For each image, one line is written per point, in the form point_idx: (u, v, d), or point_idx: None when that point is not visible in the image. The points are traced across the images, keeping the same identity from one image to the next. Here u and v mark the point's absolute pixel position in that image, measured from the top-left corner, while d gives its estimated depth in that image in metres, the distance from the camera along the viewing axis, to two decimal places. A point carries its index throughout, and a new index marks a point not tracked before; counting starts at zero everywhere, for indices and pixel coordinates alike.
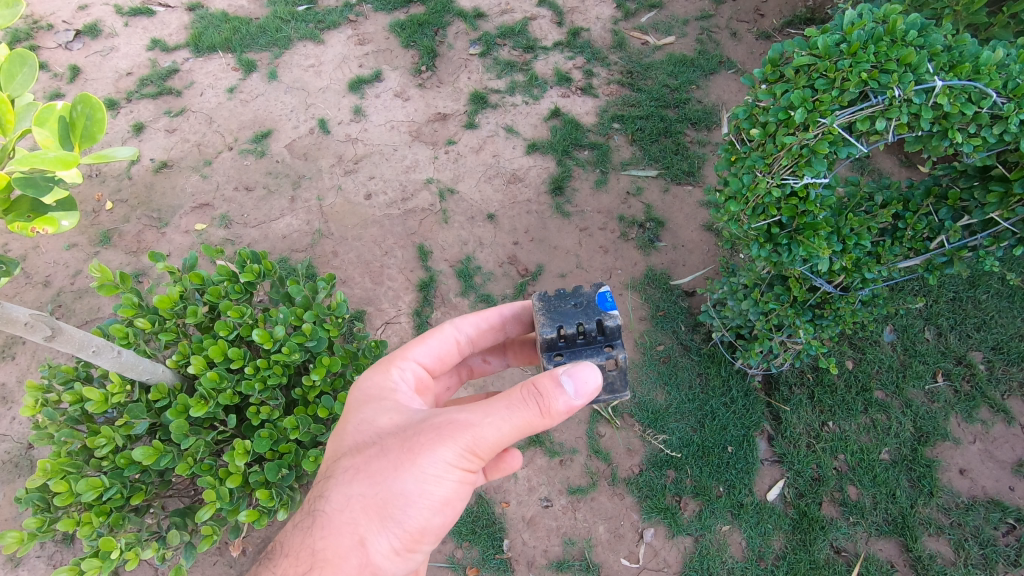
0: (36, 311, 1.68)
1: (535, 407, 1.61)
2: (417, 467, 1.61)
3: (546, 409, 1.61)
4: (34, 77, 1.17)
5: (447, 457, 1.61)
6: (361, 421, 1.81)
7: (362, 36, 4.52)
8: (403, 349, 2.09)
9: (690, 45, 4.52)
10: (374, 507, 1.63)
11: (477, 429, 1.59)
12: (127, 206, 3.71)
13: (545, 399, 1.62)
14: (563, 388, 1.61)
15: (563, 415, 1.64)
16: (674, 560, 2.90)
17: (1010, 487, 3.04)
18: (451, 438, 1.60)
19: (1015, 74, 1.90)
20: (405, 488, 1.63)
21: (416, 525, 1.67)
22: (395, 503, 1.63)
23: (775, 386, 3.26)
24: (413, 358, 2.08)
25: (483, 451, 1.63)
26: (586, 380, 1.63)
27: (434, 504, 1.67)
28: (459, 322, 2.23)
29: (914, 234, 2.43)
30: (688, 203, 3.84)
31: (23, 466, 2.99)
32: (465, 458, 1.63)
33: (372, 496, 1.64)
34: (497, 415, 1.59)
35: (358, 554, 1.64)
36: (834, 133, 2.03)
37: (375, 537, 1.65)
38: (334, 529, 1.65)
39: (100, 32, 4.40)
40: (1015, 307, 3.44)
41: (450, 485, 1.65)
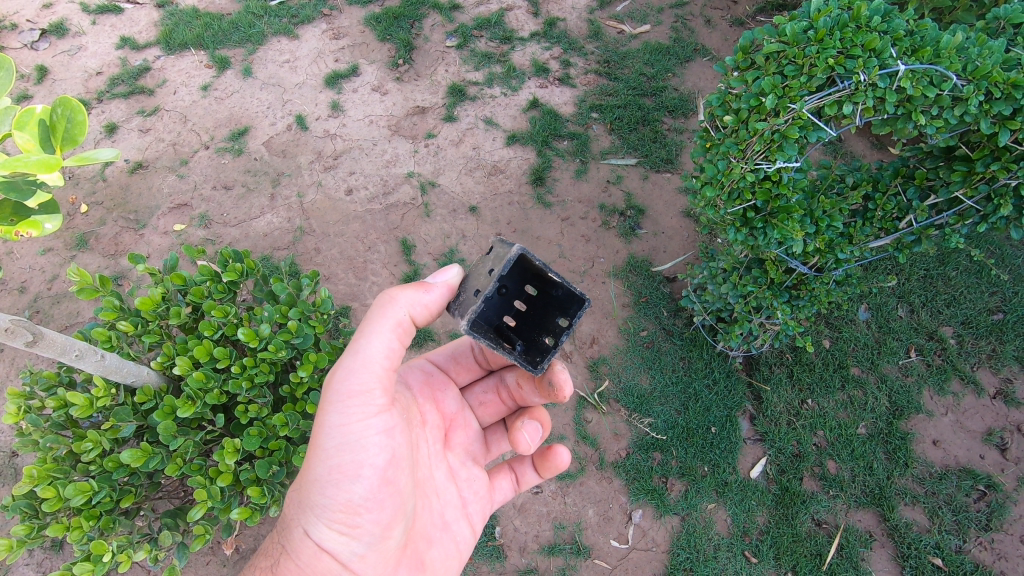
0: (17, 316, 1.64)
1: (370, 318, 1.76)
2: (316, 447, 1.73)
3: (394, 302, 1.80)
4: (10, 79, 1.16)
5: (331, 424, 1.70)
6: None
7: (337, 30, 4.48)
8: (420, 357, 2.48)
9: (665, 33, 4.56)
10: (303, 498, 1.76)
11: (344, 383, 1.72)
12: (102, 208, 3.65)
13: (392, 300, 1.78)
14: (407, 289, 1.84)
15: (417, 301, 1.81)
16: (662, 539, 2.97)
17: (981, 456, 3.16)
18: (328, 405, 1.72)
19: (974, 57, 1.97)
20: (317, 472, 1.73)
21: (342, 498, 1.73)
22: (313, 488, 1.73)
23: (756, 366, 3.34)
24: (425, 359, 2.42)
25: (362, 399, 1.72)
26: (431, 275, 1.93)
27: (347, 472, 1.72)
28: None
29: (883, 214, 2.51)
30: (667, 190, 3.89)
31: (8, 475, 2.97)
32: (352, 412, 1.71)
33: (298, 488, 1.77)
34: (352, 358, 1.72)
35: (308, 541, 1.76)
36: (804, 118, 2.09)
37: (314, 525, 1.75)
38: (288, 524, 1.81)
39: (66, 30, 4.31)
40: (983, 283, 3.56)
41: (356, 446, 1.73)
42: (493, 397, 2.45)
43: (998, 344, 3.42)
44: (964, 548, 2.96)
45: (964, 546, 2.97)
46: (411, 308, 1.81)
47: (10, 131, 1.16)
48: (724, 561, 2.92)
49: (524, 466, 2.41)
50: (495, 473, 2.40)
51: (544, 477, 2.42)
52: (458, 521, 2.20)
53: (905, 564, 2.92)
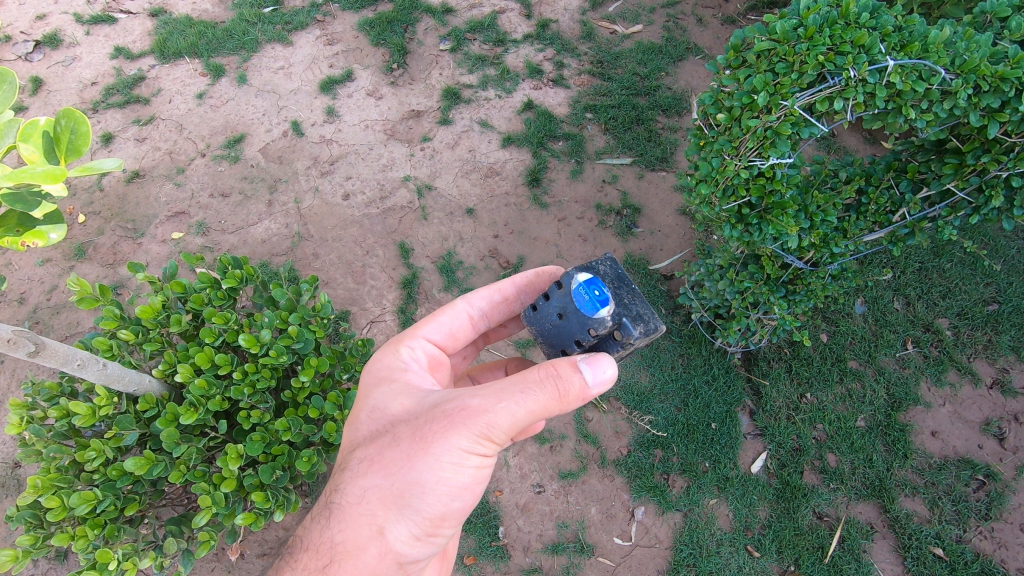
0: (19, 326, 1.65)
1: (542, 385, 1.60)
2: (429, 456, 1.62)
3: (563, 392, 1.62)
4: (11, 93, 1.18)
5: (456, 448, 1.61)
6: (374, 407, 1.82)
7: (331, 36, 4.49)
8: (414, 329, 2.10)
9: (657, 33, 4.59)
10: (389, 498, 1.66)
11: (488, 421, 1.58)
12: (100, 218, 3.66)
13: (563, 386, 1.61)
14: (580, 372, 1.63)
15: (576, 394, 1.64)
16: (665, 536, 2.99)
17: (979, 446, 3.19)
18: (459, 428, 1.60)
19: (962, 51, 1.99)
20: (420, 479, 1.65)
21: (434, 511, 1.69)
22: (410, 493, 1.65)
23: (755, 361, 3.36)
24: (423, 337, 2.08)
25: (491, 442, 1.63)
26: (603, 370, 1.66)
27: (450, 491, 1.68)
28: (470, 297, 2.19)
29: (877, 208, 2.54)
30: (663, 188, 3.92)
31: (11, 486, 2.97)
32: (478, 445, 1.62)
33: (388, 488, 1.66)
34: (509, 408, 1.58)
35: (378, 543, 1.69)
36: (795, 114, 2.11)
37: (392, 528, 1.69)
38: (355, 519, 1.70)
39: (61, 41, 4.31)
40: (977, 274, 3.59)
41: (466, 474, 1.67)
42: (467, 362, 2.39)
43: (994, 334, 3.45)
44: (965, 538, 2.99)
45: (964, 536, 2.99)
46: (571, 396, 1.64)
47: (15, 143, 1.18)
48: (727, 556, 2.94)
49: None
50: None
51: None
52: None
53: (907, 555, 2.94)
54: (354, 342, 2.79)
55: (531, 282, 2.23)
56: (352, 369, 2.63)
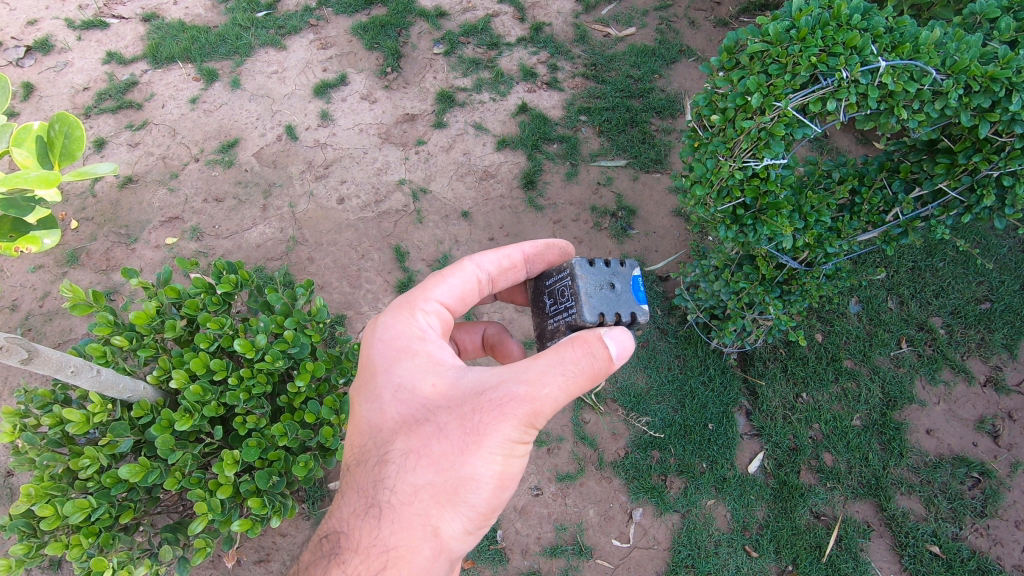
0: (12, 333, 1.63)
1: (582, 368, 1.62)
2: (482, 446, 1.61)
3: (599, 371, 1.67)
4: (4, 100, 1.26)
5: (510, 435, 1.61)
6: (403, 391, 1.75)
7: (325, 40, 4.49)
8: (424, 291, 1.96)
9: (650, 35, 4.61)
10: (444, 495, 1.63)
11: (541, 407, 1.60)
12: (93, 224, 3.63)
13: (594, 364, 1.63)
14: (607, 348, 1.64)
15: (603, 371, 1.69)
16: (663, 537, 2.99)
17: (974, 444, 3.21)
18: (513, 416, 1.59)
19: (952, 52, 2.01)
20: (474, 471, 1.63)
21: (486, 505, 1.68)
22: (465, 487, 1.63)
23: (750, 361, 3.37)
24: (438, 302, 1.96)
25: (540, 426, 1.64)
26: (625, 342, 1.68)
27: (500, 481, 1.68)
28: (479, 259, 2.08)
29: (870, 209, 2.57)
30: (657, 190, 3.93)
31: (5, 495, 2.95)
32: (526, 433, 1.63)
33: (442, 483, 1.63)
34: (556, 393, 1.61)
35: (432, 542, 1.64)
36: (789, 115, 2.12)
37: (447, 525, 1.65)
38: (407, 519, 1.64)
39: (52, 46, 4.29)
40: (970, 273, 3.62)
41: (516, 461, 1.68)
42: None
43: (987, 332, 3.48)
44: (961, 535, 3.00)
45: (960, 533, 3.00)
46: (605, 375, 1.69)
47: (8, 149, 1.18)
48: (726, 556, 2.94)
49: None
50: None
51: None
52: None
53: (904, 553, 2.95)
54: (350, 346, 2.78)
55: (539, 253, 2.18)
56: (348, 373, 2.62)
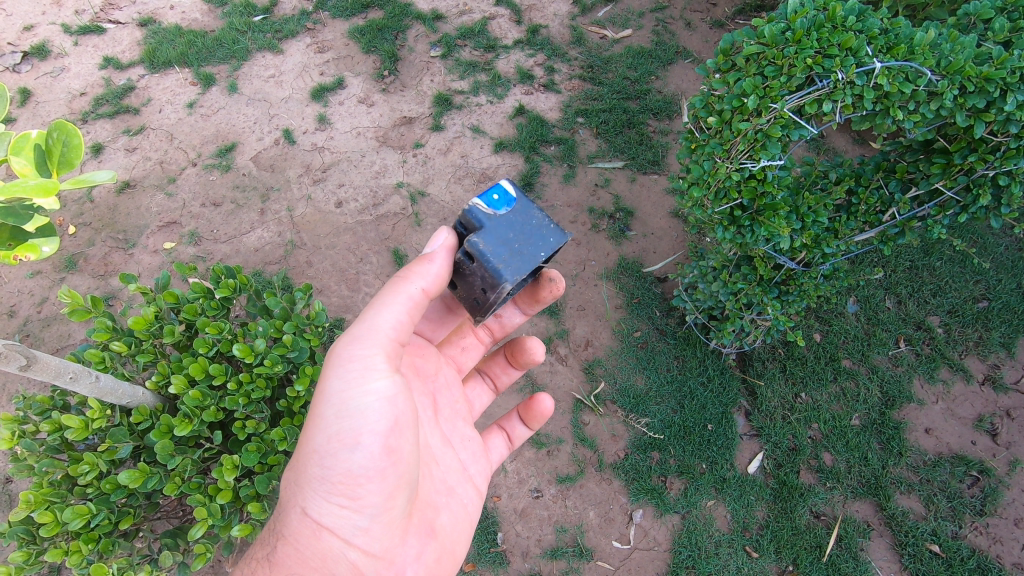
0: (8, 340, 1.63)
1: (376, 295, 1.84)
2: (315, 414, 1.76)
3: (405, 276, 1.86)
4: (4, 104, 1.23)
5: (333, 389, 1.74)
6: None
7: (322, 44, 4.49)
8: None
9: (647, 37, 4.62)
10: (301, 471, 1.76)
11: (347, 348, 1.77)
12: (90, 229, 3.63)
13: (403, 275, 1.85)
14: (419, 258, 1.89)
15: (435, 279, 1.88)
16: (664, 538, 2.99)
17: (972, 442, 3.21)
18: (330, 370, 1.76)
19: (947, 53, 2.02)
20: (315, 440, 1.75)
21: (337, 470, 1.73)
22: (311, 459, 1.74)
23: (749, 362, 3.38)
24: None
25: (366, 367, 1.76)
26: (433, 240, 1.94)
27: (345, 443, 1.73)
28: None
29: (867, 209, 2.57)
30: (654, 191, 3.94)
31: (2, 502, 2.94)
32: (348, 382, 1.74)
33: (298, 465, 1.77)
34: (361, 326, 1.80)
35: (305, 518, 1.76)
36: (785, 117, 2.13)
37: (313, 497, 1.75)
38: (285, 509, 1.80)
39: (49, 52, 4.29)
40: (967, 272, 3.64)
41: (357, 413, 1.73)
42: (472, 342, 2.60)
43: (984, 331, 3.49)
44: (960, 534, 3.01)
45: (960, 532, 3.01)
46: (424, 282, 1.86)
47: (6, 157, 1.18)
48: (726, 557, 2.94)
49: (512, 421, 2.61)
50: (487, 434, 2.58)
51: (533, 429, 2.65)
52: (461, 485, 2.30)
53: (904, 552, 2.96)
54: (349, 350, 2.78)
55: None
56: None
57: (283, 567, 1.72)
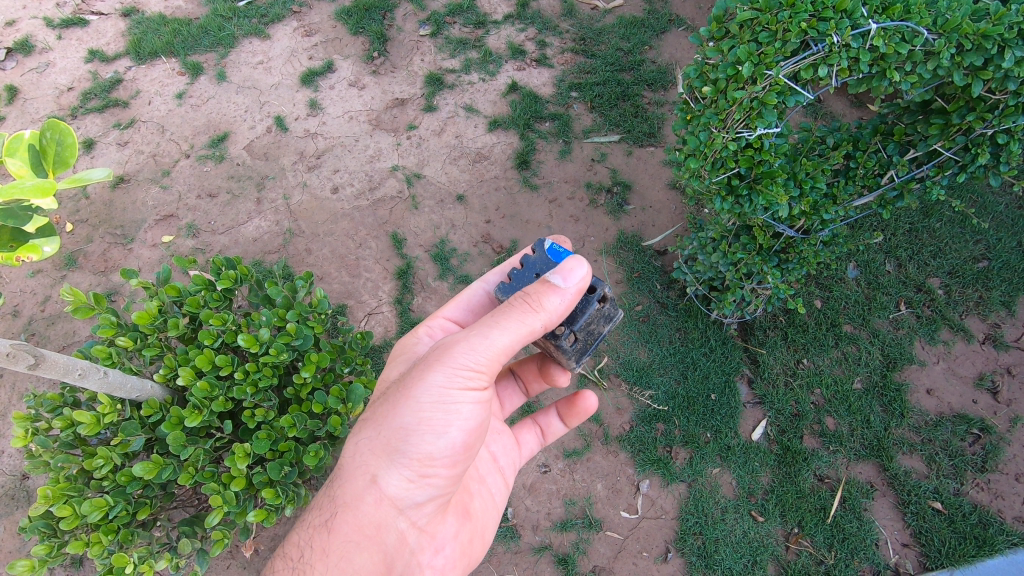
0: (17, 340, 1.64)
1: (500, 310, 1.74)
2: (411, 398, 1.75)
3: (536, 304, 1.72)
4: None
5: (435, 381, 1.74)
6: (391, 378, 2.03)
7: (309, 27, 4.42)
8: (435, 312, 2.37)
9: (639, 6, 4.54)
10: (381, 446, 1.77)
11: (463, 351, 1.73)
12: (88, 226, 3.62)
13: (535, 305, 1.72)
14: (551, 283, 1.74)
15: (556, 314, 1.74)
16: (671, 506, 3.04)
17: (973, 401, 3.25)
18: (439, 362, 1.75)
19: (943, 11, 1.99)
20: (402, 420, 1.76)
21: (420, 453, 1.76)
22: (396, 439, 1.75)
23: (751, 331, 3.40)
24: (443, 318, 2.34)
25: (472, 371, 1.75)
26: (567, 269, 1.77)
27: (433, 432, 1.75)
28: (486, 277, 2.41)
29: (865, 172, 2.54)
30: (652, 164, 3.91)
31: (20, 499, 3.00)
32: (450, 378, 1.74)
33: (378, 438, 1.78)
34: (481, 335, 1.73)
35: (373, 490, 1.78)
36: (780, 83, 2.11)
37: (387, 474, 1.78)
38: (350, 471, 1.82)
39: (33, 47, 4.23)
40: (967, 233, 3.64)
41: (451, 408, 1.75)
42: None
43: (985, 291, 3.50)
44: (962, 491, 3.06)
45: (962, 489, 3.06)
46: (547, 318, 1.74)
47: (1, 159, 1.18)
48: (732, 522, 3.00)
49: (550, 418, 2.55)
50: (521, 428, 2.55)
51: (570, 426, 2.58)
52: (492, 475, 2.38)
53: (907, 510, 3.02)
54: (353, 336, 2.79)
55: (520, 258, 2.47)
56: (352, 362, 2.66)
57: (341, 532, 1.79)
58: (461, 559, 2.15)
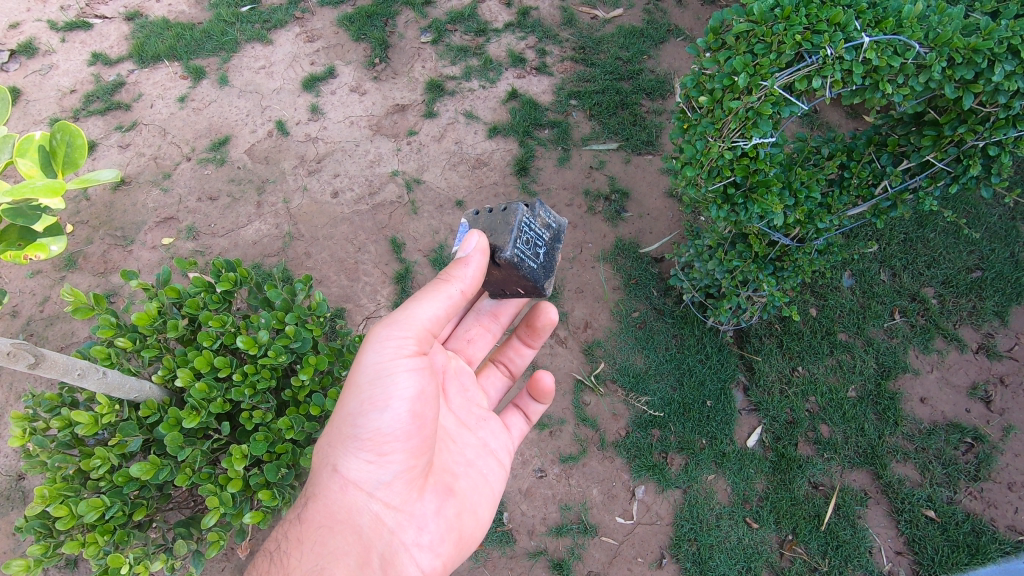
0: (17, 339, 1.66)
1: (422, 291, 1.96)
2: (351, 385, 1.89)
3: (448, 275, 1.94)
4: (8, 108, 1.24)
5: (369, 361, 1.87)
6: None
7: (311, 33, 4.46)
8: None
9: (638, 16, 4.59)
10: (335, 435, 1.89)
11: (386, 329, 1.90)
12: (88, 227, 3.63)
13: (447, 277, 1.94)
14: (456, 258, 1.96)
15: (470, 281, 1.95)
16: (666, 512, 3.06)
17: (966, 410, 3.27)
18: (368, 344, 1.90)
19: (935, 25, 2.03)
20: (349, 407, 1.89)
21: (370, 432, 1.86)
22: (346, 424, 1.87)
23: (746, 339, 3.42)
24: None
25: (400, 344, 1.90)
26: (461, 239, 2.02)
27: (377, 407, 1.85)
28: None
29: (859, 182, 2.60)
30: (650, 171, 3.95)
31: (16, 499, 2.99)
32: (382, 356, 1.88)
33: (331, 428, 1.91)
34: (401, 311, 1.92)
35: (337, 477, 1.89)
36: (775, 94, 2.14)
37: (345, 457, 1.89)
38: (317, 466, 1.94)
39: (36, 50, 4.25)
40: (960, 243, 3.67)
41: (389, 380, 1.86)
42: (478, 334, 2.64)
43: (978, 300, 3.53)
44: (956, 499, 3.08)
45: (955, 497, 3.08)
46: (462, 285, 1.94)
47: (12, 159, 1.20)
48: (726, 528, 3.01)
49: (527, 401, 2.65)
50: (505, 413, 2.63)
51: (547, 406, 2.67)
52: (481, 458, 2.37)
53: (900, 518, 3.03)
54: (351, 339, 2.80)
55: None
56: (350, 365, 2.65)
57: (312, 521, 1.87)
58: (450, 534, 2.13)
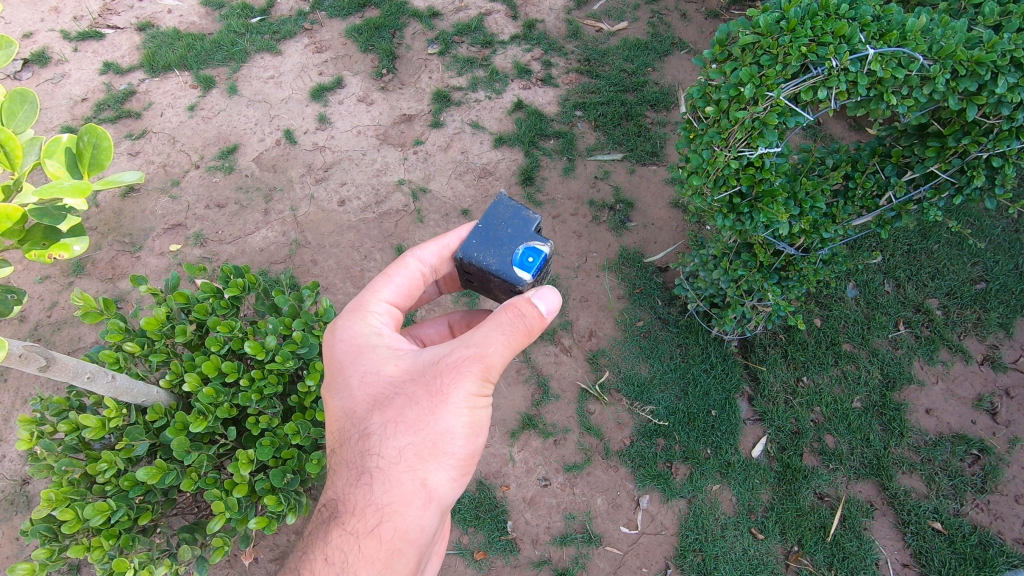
0: (29, 342, 1.67)
1: (519, 328, 1.72)
2: (449, 401, 1.71)
3: (531, 329, 1.75)
4: (34, 112, 1.26)
5: (470, 388, 1.72)
6: (366, 373, 1.83)
7: (320, 44, 4.52)
8: (370, 292, 2.04)
9: (643, 29, 4.65)
10: (429, 449, 1.73)
11: (496, 357, 1.72)
12: (97, 233, 3.66)
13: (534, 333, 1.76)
14: (536, 307, 1.74)
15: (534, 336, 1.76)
16: (671, 522, 3.04)
17: (973, 421, 3.26)
18: (474, 369, 1.71)
19: (938, 38, 2.06)
20: (445, 424, 1.73)
21: (464, 451, 1.79)
22: (444, 441, 1.74)
23: (751, 348, 3.43)
24: (385, 301, 2.04)
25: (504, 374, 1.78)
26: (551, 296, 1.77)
27: (475, 429, 1.78)
28: (420, 253, 2.11)
29: (864, 193, 2.61)
30: (654, 182, 3.98)
31: (20, 503, 2.99)
32: (481, 386, 1.75)
33: (421, 441, 1.72)
34: (502, 331, 1.71)
35: (424, 492, 1.74)
36: (781, 104, 2.17)
37: (435, 473, 1.75)
38: (393, 477, 1.72)
39: (49, 59, 4.32)
40: (964, 255, 3.69)
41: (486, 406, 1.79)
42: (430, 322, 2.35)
43: (983, 312, 3.53)
44: (962, 511, 3.06)
45: (962, 509, 3.06)
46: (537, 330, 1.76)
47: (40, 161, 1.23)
48: (731, 539, 2.99)
49: None
50: None
51: None
52: None
53: (906, 530, 3.01)
54: None
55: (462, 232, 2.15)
56: None
57: (390, 538, 1.71)
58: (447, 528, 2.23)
